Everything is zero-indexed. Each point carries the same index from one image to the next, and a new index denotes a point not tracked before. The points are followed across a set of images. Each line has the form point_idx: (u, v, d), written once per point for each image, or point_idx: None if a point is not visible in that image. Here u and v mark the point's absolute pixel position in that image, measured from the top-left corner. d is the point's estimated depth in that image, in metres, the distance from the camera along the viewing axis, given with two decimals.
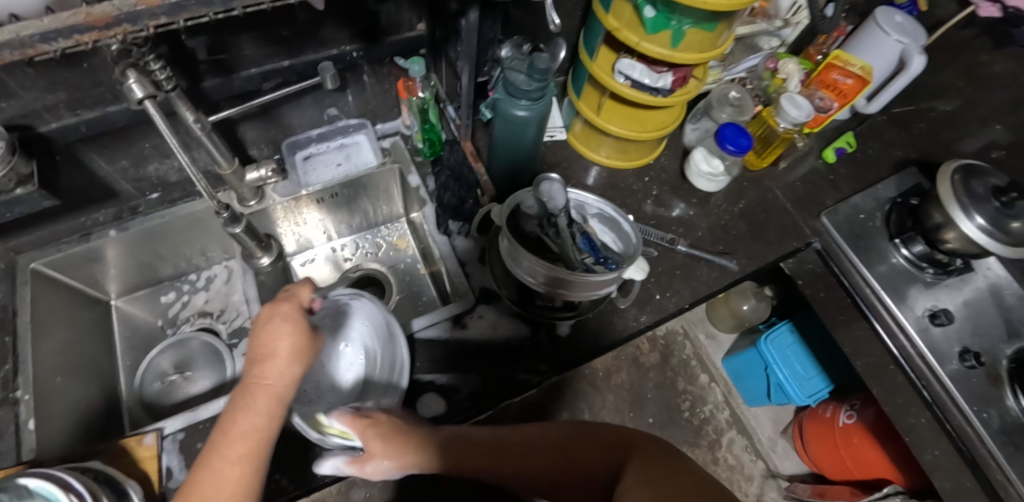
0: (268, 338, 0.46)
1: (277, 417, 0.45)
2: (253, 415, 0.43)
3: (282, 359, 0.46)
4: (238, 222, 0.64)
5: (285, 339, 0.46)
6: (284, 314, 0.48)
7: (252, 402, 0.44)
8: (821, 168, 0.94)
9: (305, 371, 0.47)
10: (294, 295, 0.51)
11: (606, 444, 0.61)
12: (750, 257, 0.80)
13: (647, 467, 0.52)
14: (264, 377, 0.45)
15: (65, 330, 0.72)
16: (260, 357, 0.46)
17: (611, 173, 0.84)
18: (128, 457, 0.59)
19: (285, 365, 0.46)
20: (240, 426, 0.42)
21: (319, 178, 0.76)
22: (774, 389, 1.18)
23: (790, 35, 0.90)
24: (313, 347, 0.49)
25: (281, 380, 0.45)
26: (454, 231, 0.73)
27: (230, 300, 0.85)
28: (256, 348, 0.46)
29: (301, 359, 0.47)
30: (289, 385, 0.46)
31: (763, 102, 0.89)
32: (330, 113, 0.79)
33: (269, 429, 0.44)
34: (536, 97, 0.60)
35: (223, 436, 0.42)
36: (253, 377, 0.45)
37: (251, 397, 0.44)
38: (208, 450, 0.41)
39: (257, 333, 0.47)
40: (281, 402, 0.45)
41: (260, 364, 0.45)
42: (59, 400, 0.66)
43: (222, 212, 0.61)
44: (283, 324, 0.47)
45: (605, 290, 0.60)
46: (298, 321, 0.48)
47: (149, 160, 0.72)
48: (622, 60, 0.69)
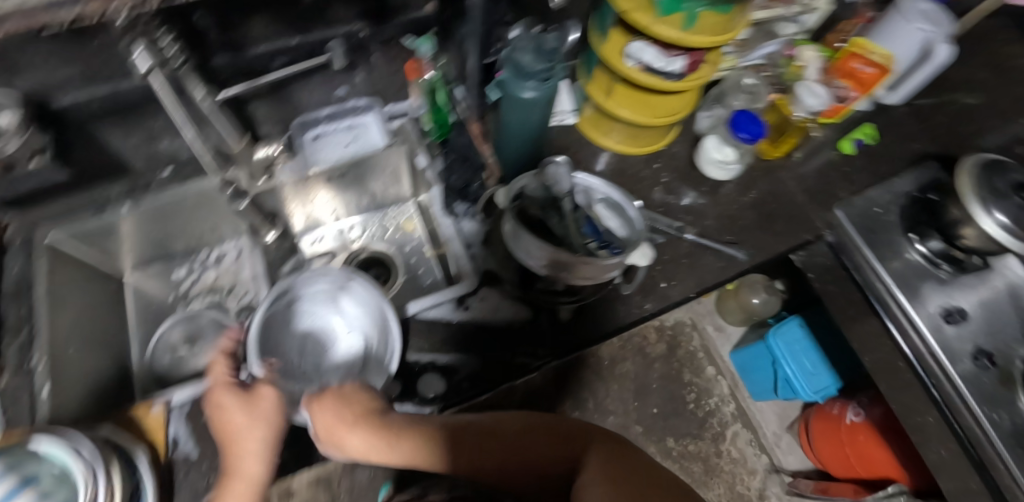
0: (224, 419, 0.59)
1: (255, 494, 0.57)
2: None
3: (238, 423, 0.57)
4: None
5: (236, 416, 0.58)
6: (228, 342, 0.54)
7: None
8: (837, 159, 0.92)
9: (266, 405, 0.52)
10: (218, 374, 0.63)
11: (561, 437, 0.58)
12: (758, 248, 0.78)
13: (617, 468, 0.49)
14: (235, 457, 0.57)
15: (81, 300, 0.74)
16: (224, 437, 0.59)
17: (621, 159, 0.83)
18: (137, 425, 0.61)
19: (249, 427, 0.57)
20: None
21: (326, 158, 0.75)
22: (781, 384, 1.17)
23: (810, 21, 0.88)
24: (264, 402, 0.59)
25: (247, 456, 0.57)
26: (460, 213, 0.75)
27: (240, 277, 0.87)
28: (218, 430, 0.59)
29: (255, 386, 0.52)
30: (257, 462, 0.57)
31: (779, 90, 0.86)
32: (338, 93, 0.79)
33: None
34: (544, 78, 0.60)
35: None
36: (229, 462, 0.57)
37: (231, 483, 0.57)
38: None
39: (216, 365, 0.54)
40: (255, 473, 0.57)
41: (227, 446, 0.58)
42: (73, 367, 0.68)
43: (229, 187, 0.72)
44: (228, 406, 0.60)
45: (609, 274, 0.60)
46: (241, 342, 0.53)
47: (162, 136, 0.74)
48: (635, 43, 0.69)
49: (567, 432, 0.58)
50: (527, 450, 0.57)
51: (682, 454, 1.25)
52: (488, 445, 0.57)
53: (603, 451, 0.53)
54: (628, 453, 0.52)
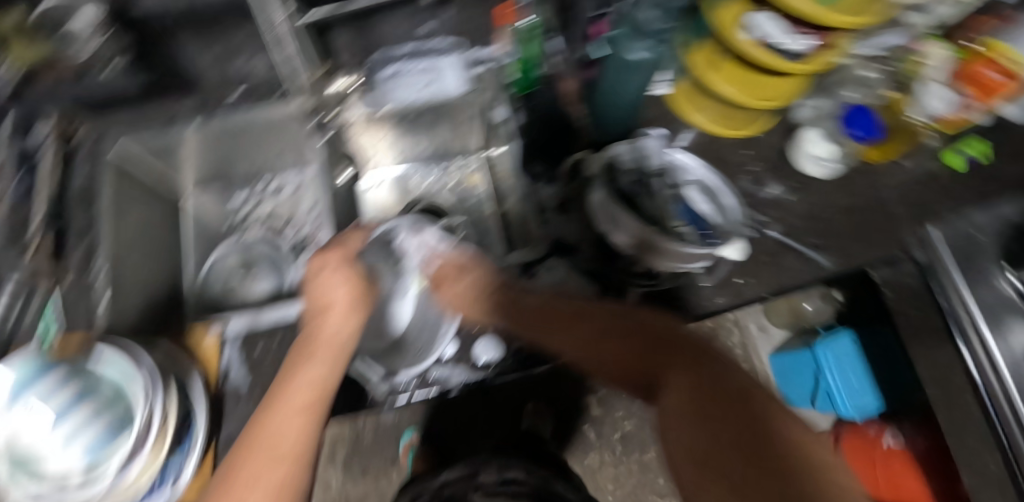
0: (324, 293, 0.53)
1: (339, 368, 0.49)
2: (316, 365, 0.47)
3: (338, 308, 0.52)
4: (330, 133, 0.67)
5: (339, 292, 0.54)
6: (333, 265, 0.55)
7: (314, 353, 0.48)
8: (942, 174, 0.83)
9: (361, 322, 0.53)
10: (345, 241, 0.58)
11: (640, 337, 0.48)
12: (844, 257, 0.73)
13: (702, 390, 0.40)
14: (323, 326, 0.51)
15: (141, 212, 0.73)
16: (320, 310, 0.53)
17: (709, 141, 0.77)
18: (192, 347, 0.61)
19: (342, 308, 0.53)
20: (303, 376, 0.46)
21: (401, 96, 0.73)
22: (820, 395, 1.14)
23: (950, 13, 0.75)
24: (366, 294, 0.56)
25: (337, 329, 0.51)
26: (536, 176, 0.70)
27: (297, 210, 0.85)
28: (314, 302, 0.53)
29: (355, 310, 0.53)
30: (346, 340, 0.51)
31: (895, 84, 0.81)
32: (421, 32, 0.75)
33: (330, 379, 0.47)
34: (661, 39, 0.54)
35: (285, 384, 0.45)
36: (313, 330, 0.51)
37: (313, 351, 0.49)
38: (272, 395, 0.44)
39: (311, 286, 0.55)
40: (341, 350, 0.50)
41: (319, 317, 0.52)
42: (130, 278, 0.68)
43: (322, 119, 0.71)
44: (335, 277, 0.54)
45: (693, 262, 0.56)
46: (348, 270, 0.55)
47: (237, 54, 0.70)
48: (758, 15, 0.62)
49: (644, 325, 0.49)
50: (604, 333, 0.50)
51: None
52: (558, 327, 0.52)
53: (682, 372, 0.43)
54: (714, 367, 0.42)
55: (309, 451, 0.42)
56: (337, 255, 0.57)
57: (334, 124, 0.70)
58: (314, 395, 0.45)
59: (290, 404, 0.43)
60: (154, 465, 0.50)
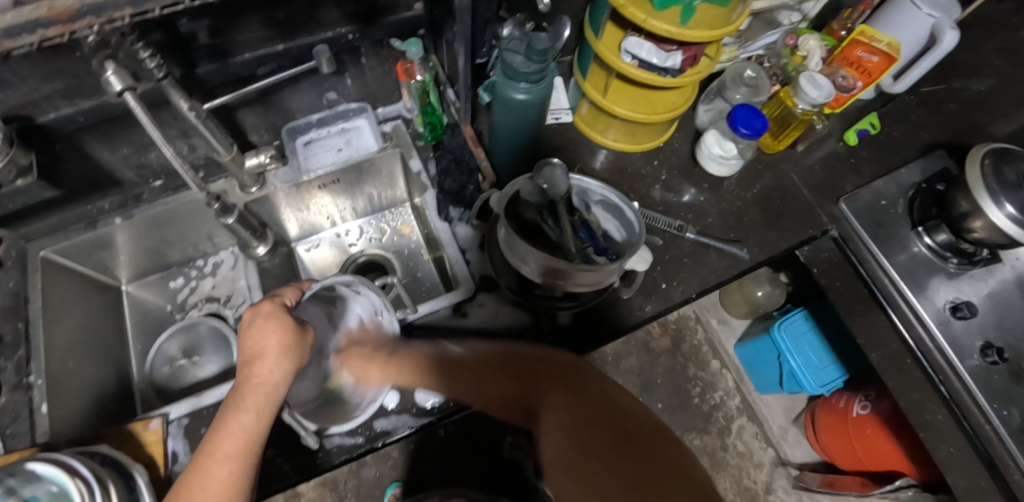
0: (258, 340, 0.48)
1: (267, 414, 0.46)
2: (242, 414, 0.44)
3: (273, 350, 0.47)
4: (230, 213, 0.64)
5: (272, 339, 0.48)
6: (267, 313, 0.49)
7: (241, 401, 0.45)
8: (841, 151, 0.89)
9: (296, 368, 0.48)
10: (275, 295, 0.52)
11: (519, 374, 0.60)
12: (762, 246, 0.77)
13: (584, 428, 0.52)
14: (254, 377, 0.46)
15: (77, 315, 0.74)
16: (252, 357, 0.47)
17: (619, 157, 0.81)
18: (136, 441, 0.61)
19: (277, 353, 0.47)
20: (230, 427, 0.43)
21: (320, 164, 0.75)
22: (786, 377, 1.16)
23: (811, 9, 0.87)
24: (304, 344, 0.50)
25: (274, 371, 0.47)
26: (455, 218, 0.72)
27: (236, 286, 0.85)
28: (246, 349, 0.48)
29: (290, 356, 0.48)
30: (279, 385, 0.47)
31: (781, 81, 0.85)
32: (328, 97, 0.77)
33: (258, 429, 0.45)
34: (535, 79, 0.58)
35: (216, 434, 0.43)
36: (243, 380, 0.46)
37: (242, 396, 0.45)
38: (201, 448, 0.42)
39: (244, 333, 0.49)
40: (271, 400, 0.46)
41: (250, 364, 0.47)
42: (71, 383, 0.68)
43: (212, 204, 0.63)
44: (270, 326, 0.48)
45: (603, 280, 0.59)
46: (284, 318, 0.49)
47: (150, 148, 0.71)
48: (630, 39, 0.66)
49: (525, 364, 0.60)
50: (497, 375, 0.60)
51: (687, 449, 1.24)
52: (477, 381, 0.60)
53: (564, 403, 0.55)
54: (610, 400, 0.55)
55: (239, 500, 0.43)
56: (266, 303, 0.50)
57: (231, 202, 0.65)
58: (242, 446, 0.43)
59: (218, 459, 0.42)
60: None
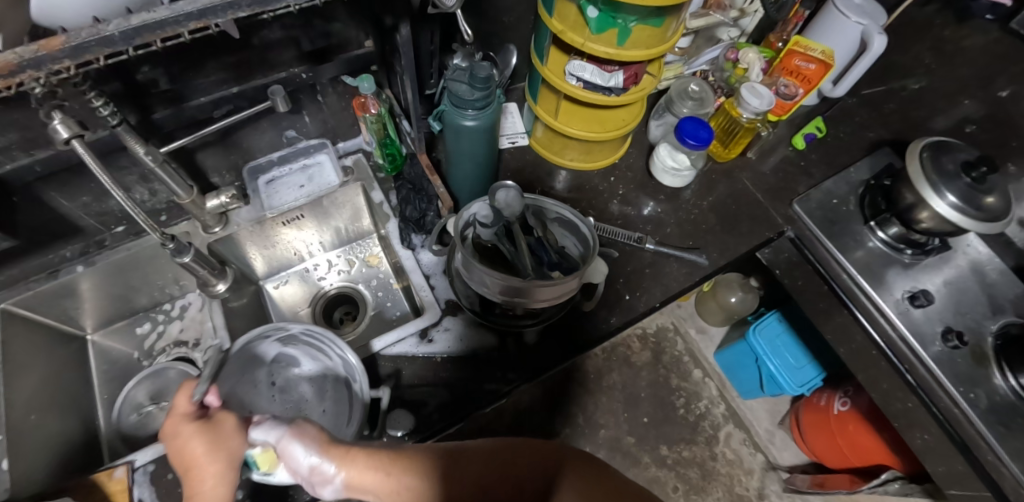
0: (184, 453, 0.47)
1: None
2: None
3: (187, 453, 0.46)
4: (185, 252, 0.63)
5: (194, 445, 0.47)
6: (176, 429, 0.48)
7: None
8: (792, 155, 0.93)
9: (230, 471, 0.47)
10: (174, 405, 0.50)
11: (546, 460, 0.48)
12: (721, 251, 0.79)
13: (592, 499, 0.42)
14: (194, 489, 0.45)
15: (39, 368, 0.72)
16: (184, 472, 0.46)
17: (578, 175, 0.84)
18: (99, 492, 0.59)
19: (209, 461, 0.46)
20: None
21: (282, 201, 0.76)
22: (766, 380, 1.16)
23: (748, 25, 0.90)
24: (220, 438, 0.48)
25: (212, 468, 0.46)
26: (418, 245, 0.73)
27: (205, 327, 0.85)
28: (177, 464, 0.47)
29: (218, 452, 0.47)
30: (221, 483, 0.46)
31: (725, 93, 0.89)
32: (288, 135, 0.79)
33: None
34: (481, 106, 0.60)
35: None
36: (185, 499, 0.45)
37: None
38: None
39: (172, 448, 0.48)
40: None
41: (185, 479, 0.46)
42: (33, 437, 0.66)
43: (167, 243, 0.62)
44: (183, 431, 0.48)
45: (562, 295, 0.60)
46: (192, 427, 0.48)
47: (110, 195, 0.72)
48: (573, 62, 0.69)
49: (546, 452, 0.49)
50: (513, 455, 0.49)
51: (676, 461, 1.23)
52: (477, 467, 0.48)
53: (582, 475, 0.45)
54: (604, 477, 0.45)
55: None
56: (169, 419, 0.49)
57: (186, 242, 0.64)
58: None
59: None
60: None
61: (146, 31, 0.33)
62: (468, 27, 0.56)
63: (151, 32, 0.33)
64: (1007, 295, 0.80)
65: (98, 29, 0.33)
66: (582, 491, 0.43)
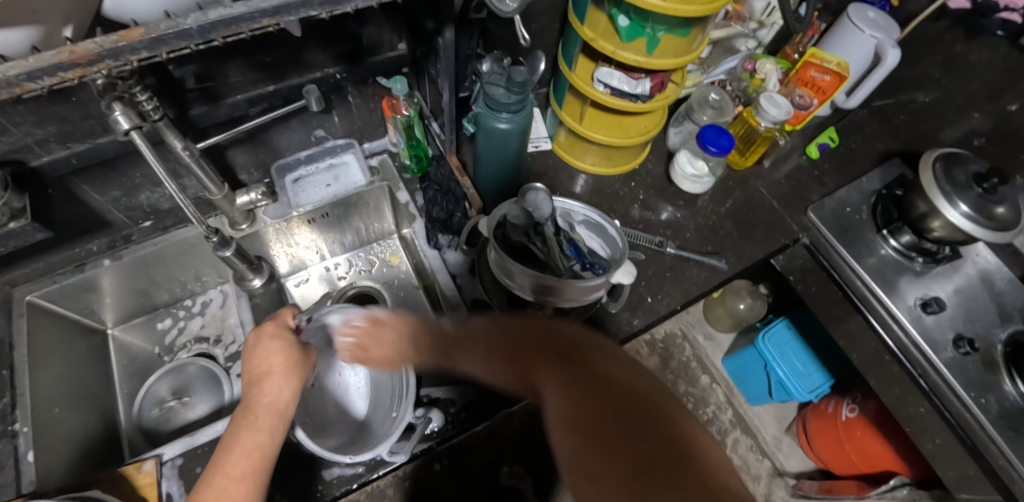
0: (265, 363, 0.51)
1: (279, 433, 0.47)
2: (256, 432, 0.46)
3: (276, 363, 0.50)
4: (229, 245, 0.65)
5: (275, 358, 0.51)
6: (271, 333, 0.53)
7: (254, 420, 0.46)
8: (805, 164, 0.95)
9: (302, 385, 0.51)
10: (276, 316, 0.56)
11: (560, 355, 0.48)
12: (738, 256, 0.81)
13: (582, 395, 0.43)
14: (261, 394, 0.48)
15: (62, 361, 0.72)
16: (256, 378, 0.50)
17: (598, 180, 0.85)
18: (128, 485, 0.59)
19: (282, 384, 0.49)
20: (243, 444, 0.45)
21: (309, 199, 0.77)
22: (775, 386, 1.17)
23: (766, 35, 0.92)
24: (306, 363, 0.53)
25: (286, 384, 0.50)
26: (445, 245, 0.74)
27: (226, 324, 0.85)
28: (253, 370, 0.50)
29: (296, 374, 0.51)
30: (284, 400, 0.49)
31: (742, 102, 0.91)
32: (317, 134, 0.80)
33: (270, 447, 0.46)
34: (516, 109, 0.61)
35: (227, 454, 0.44)
36: (252, 396, 0.48)
37: (251, 416, 0.47)
38: (218, 456, 0.44)
39: (249, 357, 0.51)
40: (282, 417, 0.48)
41: (259, 383, 0.49)
42: (57, 431, 0.66)
43: (211, 237, 0.63)
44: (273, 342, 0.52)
45: (594, 294, 0.62)
46: (287, 338, 0.53)
47: (140, 189, 0.73)
48: (601, 69, 0.70)
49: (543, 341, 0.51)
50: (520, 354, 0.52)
51: None
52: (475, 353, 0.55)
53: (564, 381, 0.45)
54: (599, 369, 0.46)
55: (271, 469, 0.46)
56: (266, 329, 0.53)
57: (229, 236, 0.65)
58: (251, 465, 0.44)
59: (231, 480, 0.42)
60: None
61: (222, 25, 0.34)
62: (523, 31, 0.61)
63: (226, 27, 0.35)
64: (1015, 303, 0.82)
65: (176, 23, 0.34)
66: (565, 391, 0.44)
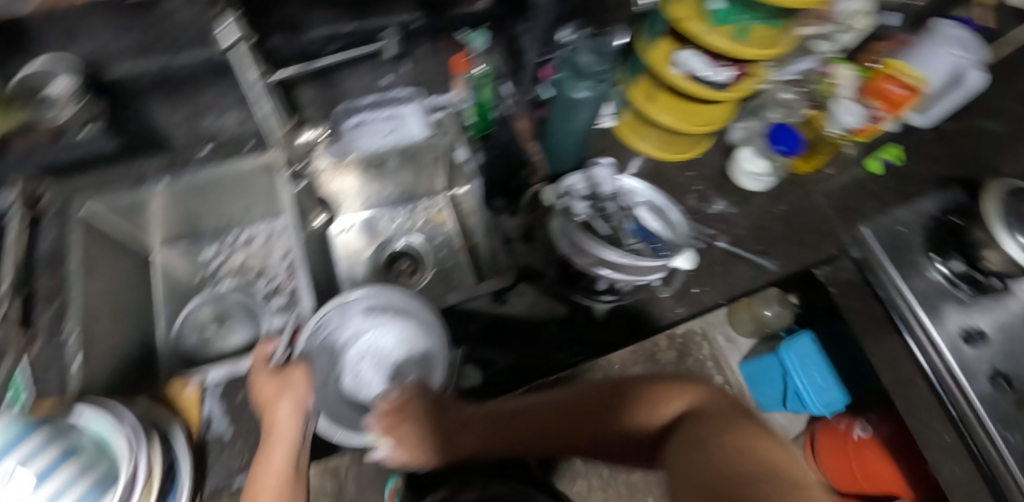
0: (270, 394, 0.53)
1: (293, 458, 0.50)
2: (274, 458, 0.50)
3: (271, 394, 0.53)
4: None
5: (272, 386, 0.54)
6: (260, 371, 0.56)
7: (266, 448, 0.50)
8: (864, 178, 0.93)
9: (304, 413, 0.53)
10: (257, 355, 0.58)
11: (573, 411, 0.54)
12: (785, 259, 0.79)
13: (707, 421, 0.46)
14: (261, 459, 0.50)
15: (110, 274, 0.73)
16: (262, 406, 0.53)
17: (656, 165, 0.84)
18: (171, 403, 0.61)
19: (291, 404, 0.52)
20: (265, 472, 0.49)
21: (367, 145, 0.73)
22: (790, 396, 1.17)
23: (846, 40, 0.87)
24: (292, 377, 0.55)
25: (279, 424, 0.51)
26: (500, 208, 0.75)
27: (269, 260, 0.86)
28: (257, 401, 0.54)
29: (298, 401, 0.53)
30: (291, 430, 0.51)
31: (813, 105, 0.89)
32: (382, 82, 0.77)
33: (287, 470, 0.49)
34: (600, 79, 0.60)
35: (255, 479, 0.49)
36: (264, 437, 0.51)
37: (267, 445, 0.51)
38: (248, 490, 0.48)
39: (258, 388, 0.55)
40: (280, 477, 0.49)
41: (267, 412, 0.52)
42: (102, 342, 0.67)
43: None
44: (262, 379, 0.55)
45: (652, 276, 0.61)
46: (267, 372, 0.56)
47: (207, 112, 0.74)
48: (683, 52, 0.69)
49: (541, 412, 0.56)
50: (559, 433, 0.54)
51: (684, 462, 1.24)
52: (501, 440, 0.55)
53: (662, 397, 0.51)
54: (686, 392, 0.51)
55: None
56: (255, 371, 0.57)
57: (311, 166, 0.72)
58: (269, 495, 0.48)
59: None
60: None
61: None
62: None
63: None
64: None
65: None
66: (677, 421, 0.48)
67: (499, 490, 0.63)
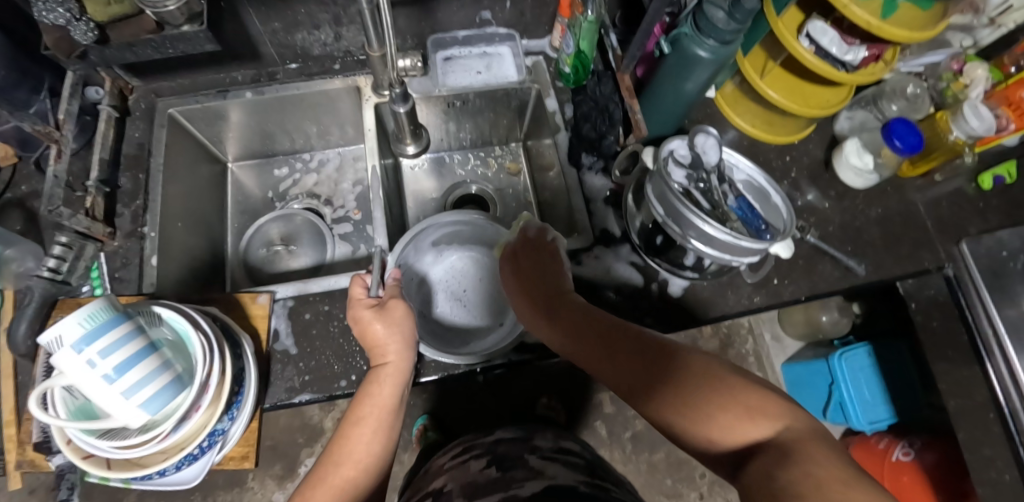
0: (374, 332, 0.52)
1: (400, 390, 0.51)
2: (382, 387, 0.50)
3: (380, 332, 0.51)
4: (406, 101, 0.66)
5: (381, 328, 0.52)
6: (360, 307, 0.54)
7: (375, 380, 0.51)
8: (971, 192, 0.79)
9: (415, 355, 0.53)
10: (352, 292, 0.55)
11: (653, 356, 0.42)
12: (877, 266, 0.73)
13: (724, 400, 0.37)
14: (375, 385, 0.50)
15: (190, 180, 0.74)
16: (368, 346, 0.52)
17: (751, 144, 0.79)
18: (241, 310, 0.62)
19: (399, 343, 0.52)
20: (371, 400, 0.49)
21: (456, 80, 0.74)
22: (833, 405, 1.12)
23: (987, 37, 0.81)
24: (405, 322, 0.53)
25: (394, 360, 0.51)
26: (586, 165, 0.71)
27: (338, 187, 0.86)
28: (365, 343, 0.52)
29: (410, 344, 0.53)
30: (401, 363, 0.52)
31: (935, 105, 0.80)
32: (482, 16, 0.76)
33: (392, 400, 0.50)
34: (726, 40, 0.56)
35: (359, 404, 0.50)
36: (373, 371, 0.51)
37: (376, 375, 0.51)
38: (349, 412, 0.49)
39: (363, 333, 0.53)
40: (388, 409, 0.50)
41: (375, 354, 0.52)
42: (177, 243, 0.68)
43: (395, 89, 0.63)
44: (363, 314, 0.52)
45: (746, 258, 0.57)
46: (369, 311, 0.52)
47: (300, 28, 0.71)
48: (815, 23, 0.63)
49: (659, 345, 0.43)
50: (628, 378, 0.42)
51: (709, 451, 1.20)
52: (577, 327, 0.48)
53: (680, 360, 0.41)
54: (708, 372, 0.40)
55: (393, 440, 0.50)
56: (354, 309, 0.54)
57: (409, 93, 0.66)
58: (378, 415, 0.49)
59: (366, 439, 0.48)
60: (206, 423, 0.51)
61: None
62: None
63: None
64: None
65: None
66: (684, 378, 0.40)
67: (574, 445, 0.58)
